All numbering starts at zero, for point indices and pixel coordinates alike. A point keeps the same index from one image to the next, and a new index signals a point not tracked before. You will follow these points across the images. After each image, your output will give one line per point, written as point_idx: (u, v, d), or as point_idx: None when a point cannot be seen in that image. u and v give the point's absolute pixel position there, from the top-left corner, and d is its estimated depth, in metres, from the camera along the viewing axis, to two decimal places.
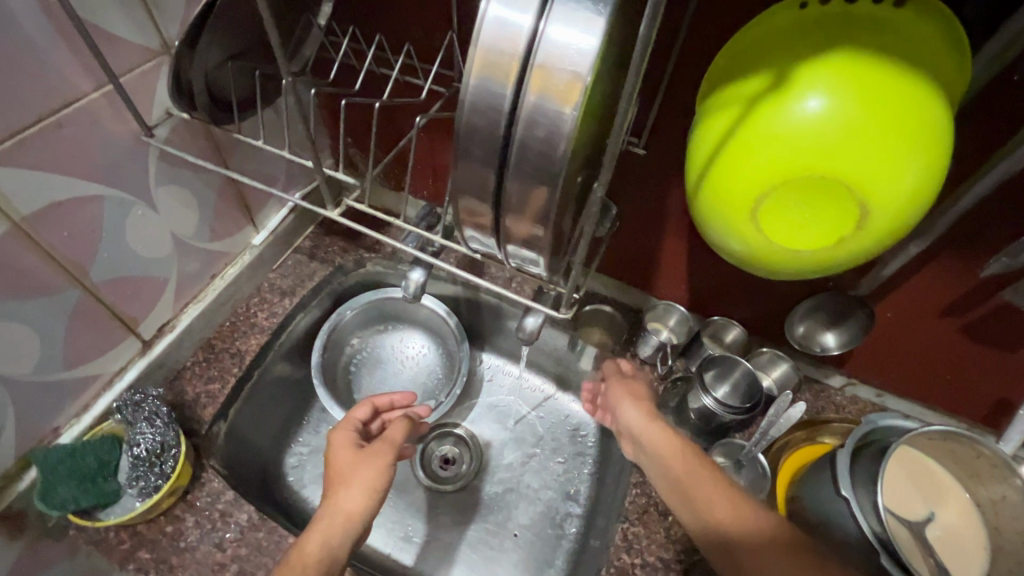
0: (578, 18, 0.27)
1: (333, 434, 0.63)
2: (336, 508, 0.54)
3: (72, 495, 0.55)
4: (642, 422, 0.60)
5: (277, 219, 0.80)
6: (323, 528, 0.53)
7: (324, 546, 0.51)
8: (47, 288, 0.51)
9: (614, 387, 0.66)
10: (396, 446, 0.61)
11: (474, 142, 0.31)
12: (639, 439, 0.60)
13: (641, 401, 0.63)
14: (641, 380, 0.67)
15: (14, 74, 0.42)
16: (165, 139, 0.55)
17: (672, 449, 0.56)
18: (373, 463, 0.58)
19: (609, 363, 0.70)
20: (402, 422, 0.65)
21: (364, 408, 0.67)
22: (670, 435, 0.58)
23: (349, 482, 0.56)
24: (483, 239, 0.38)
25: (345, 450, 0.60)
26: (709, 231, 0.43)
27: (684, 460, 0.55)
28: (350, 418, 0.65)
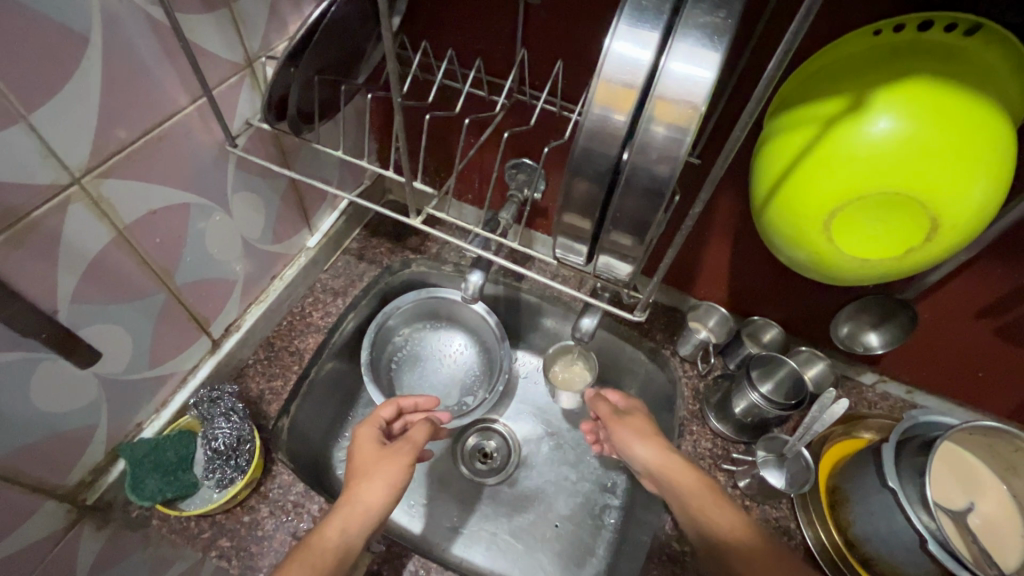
0: (697, 54, 0.30)
1: (359, 429, 0.64)
2: (356, 499, 0.56)
3: (159, 486, 0.58)
4: (657, 458, 0.62)
5: (329, 221, 0.83)
6: (342, 516, 0.55)
7: (341, 532, 0.54)
8: (141, 291, 0.54)
9: (616, 429, 0.67)
10: (418, 447, 0.63)
11: (587, 165, 0.34)
12: (658, 477, 0.62)
13: (649, 437, 0.65)
14: (636, 411, 0.69)
15: (127, 92, 0.44)
16: (244, 148, 0.58)
17: (691, 487, 0.60)
18: (396, 461, 0.60)
19: (598, 400, 0.71)
20: (425, 425, 0.66)
21: (389, 408, 0.69)
22: (684, 471, 0.61)
23: (371, 476, 0.58)
24: (576, 247, 0.41)
25: (369, 446, 0.62)
26: (775, 240, 0.46)
27: (699, 496, 0.59)
28: (375, 416, 0.67)
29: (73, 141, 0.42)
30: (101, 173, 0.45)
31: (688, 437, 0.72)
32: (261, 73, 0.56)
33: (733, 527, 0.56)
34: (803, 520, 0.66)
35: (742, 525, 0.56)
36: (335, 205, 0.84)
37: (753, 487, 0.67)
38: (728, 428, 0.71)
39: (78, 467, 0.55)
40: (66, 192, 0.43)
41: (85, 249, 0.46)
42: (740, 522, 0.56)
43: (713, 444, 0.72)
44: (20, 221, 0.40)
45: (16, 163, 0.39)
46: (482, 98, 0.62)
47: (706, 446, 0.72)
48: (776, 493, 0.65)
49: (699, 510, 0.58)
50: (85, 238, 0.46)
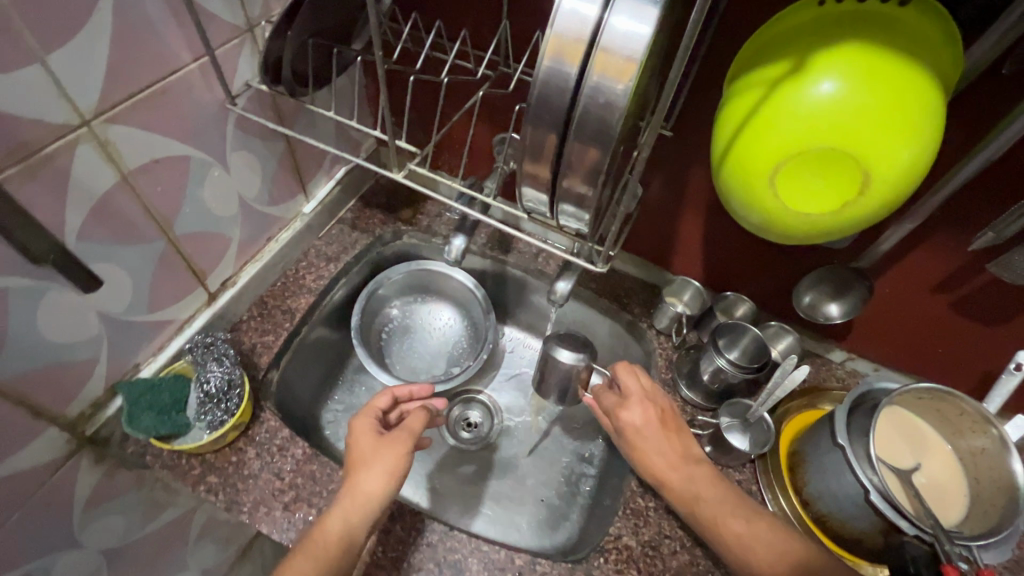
0: (636, 10, 0.34)
1: (356, 421, 0.64)
2: (357, 489, 0.57)
3: (153, 423, 0.62)
4: (649, 477, 0.62)
5: (324, 190, 0.87)
6: (344, 507, 0.57)
7: (344, 523, 0.56)
8: (143, 236, 0.58)
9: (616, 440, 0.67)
10: (415, 434, 0.64)
11: (544, 111, 0.38)
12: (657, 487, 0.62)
13: (638, 454, 0.63)
14: (624, 421, 0.64)
15: (135, 45, 0.48)
16: (244, 108, 0.62)
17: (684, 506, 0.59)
18: (393, 450, 0.61)
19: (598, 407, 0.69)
20: (422, 413, 0.67)
21: (385, 398, 0.68)
22: (676, 486, 0.60)
23: (370, 465, 0.59)
24: (538, 196, 0.44)
25: (366, 436, 0.62)
26: (730, 199, 0.49)
27: (694, 514, 0.58)
28: (370, 406, 0.67)
29: (84, 85, 0.46)
30: (108, 118, 0.49)
31: None
32: (260, 38, 0.60)
33: (740, 550, 0.54)
34: (763, 483, 0.68)
35: (747, 546, 0.54)
36: (331, 174, 0.87)
37: (718, 450, 0.70)
38: (697, 395, 0.74)
39: (78, 399, 0.59)
40: (77, 133, 0.47)
41: (92, 189, 0.50)
42: (746, 539, 0.55)
43: (681, 410, 0.75)
44: (33, 155, 0.44)
45: (33, 101, 0.43)
46: (468, 70, 0.65)
47: None
48: (740, 456, 0.68)
49: (703, 528, 0.57)
50: (93, 178, 0.50)
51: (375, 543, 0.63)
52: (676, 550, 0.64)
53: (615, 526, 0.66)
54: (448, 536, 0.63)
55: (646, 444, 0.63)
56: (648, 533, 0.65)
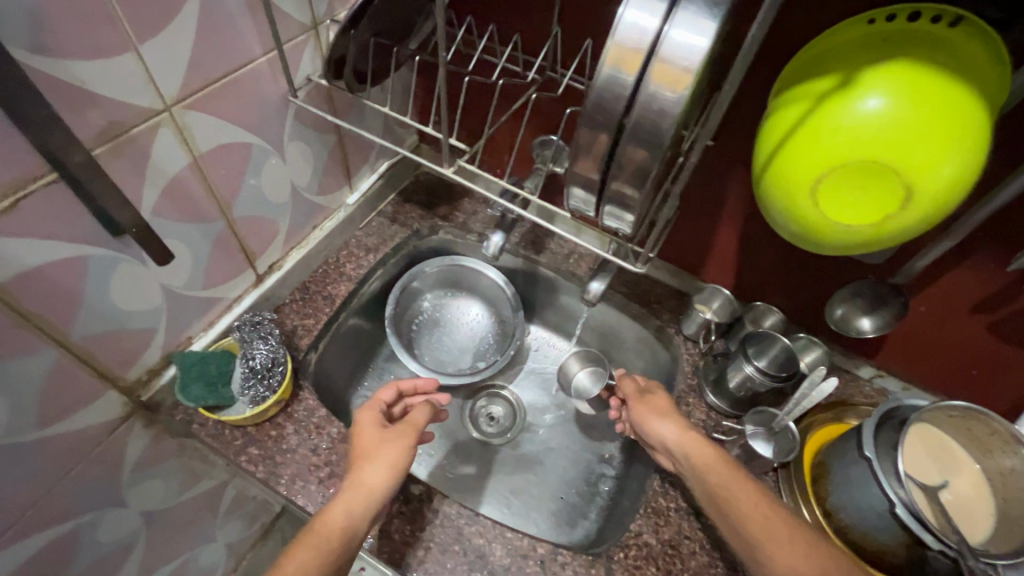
0: (695, 23, 0.36)
1: (360, 412, 0.67)
2: (360, 482, 0.59)
3: (202, 393, 0.65)
4: (675, 433, 0.64)
5: (368, 182, 0.90)
6: (347, 499, 0.57)
7: (346, 515, 0.56)
8: (205, 216, 0.61)
9: (638, 407, 0.70)
10: (418, 429, 0.66)
11: (599, 116, 0.40)
12: (675, 452, 0.64)
13: (668, 416, 0.67)
14: (659, 392, 0.72)
15: (215, 38, 0.52)
16: (304, 101, 0.66)
17: (708, 465, 0.60)
18: (398, 444, 0.63)
19: (630, 381, 0.75)
20: (427, 410, 0.70)
21: (390, 391, 0.71)
22: (703, 449, 0.62)
23: (373, 458, 0.61)
24: (585, 197, 0.47)
25: (370, 429, 0.65)
26: (769, 208, 0.51)
27: (717, 472, 0.59)
28: (376, 399, 0.70)
29: (168, 73, 0.49)
30: (187, 105, 0.52)
31: (683, 407, 0.77)
32: (323, 34, 0.64)
33: (762, 521, 0.54)
34: (785, 491, 0.69)
35: (766, 515, 0.54)
36: (374, 168, 0.91)
37: (742, 457, 0.70)
38: (722, 402, 0.75)
39: (136, 365, 0.62)
40: (159, 117, 0.50)
41: (167, 169, 0.54)
42: (766, 508, 0.55)
43: (706, 416, 0.76)
44: (121, 135, 0.48)
45: (125, 84, 0.46)
46: (516, 74, 0.68)
47: (699, 417, 0.76)
48: (763, 463, 0.69)
49: (722, 496, 0.58)
50: (169, 159, 0.53)
51: (402, 524, 0.65)
52: (696, 550, 0.65)
53: (636, 523, 0.67)
54: (473, 521, 0.66)
55: (677, 413, 0.68)
56: (669, 532, 0.66)
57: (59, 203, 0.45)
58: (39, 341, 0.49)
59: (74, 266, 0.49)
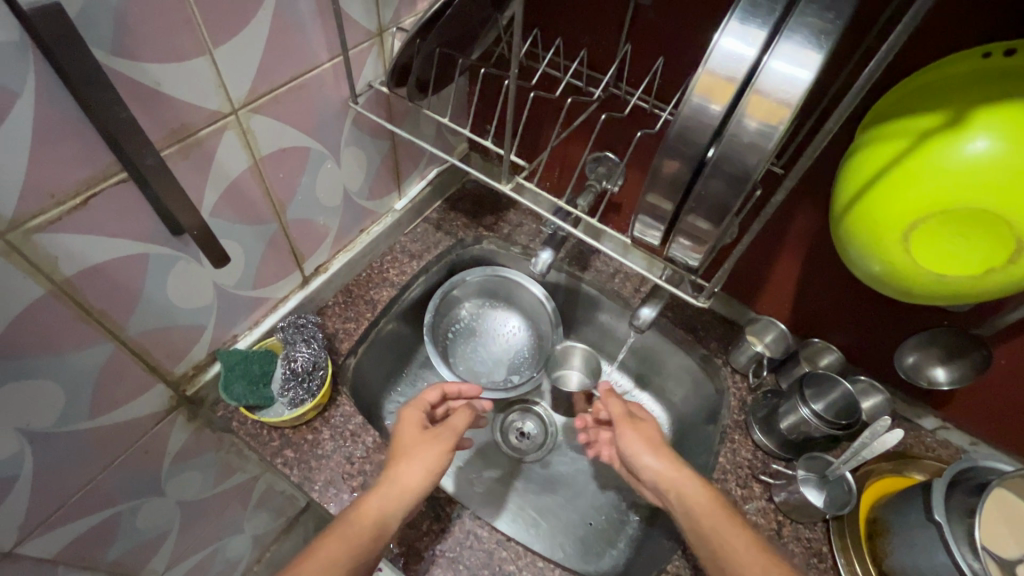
0: (797, 53, 0.33)
1: (405, 410, 0.66)
2: (396, 479, 0.58)
3: (244, 392, 0.65)
4: (669, 470, 0.62)
5: (416, 188, 0.90)
6: (381, 495, 0.57)
7: (380, 511, 0.55)
8: (260, 218, 0.62)
9: (627, 433, 0.67)
10: (457, 435, 0.64)
11: (681, 145, 0.38)
12: (665, 490, 0.61)
13: (659, 450, 0.64)
14: (648, 420, 0.69)
15: (286, 43, 0.52)
16: (363, 107, 0.65)
17: (703, 510, 0.57)
18: (436, 445, 0.61)
19: (616, 403, 0.71)
20: (467, 413, 0.67)
21: (435, 392, 0.70)
22: (698, 490, 0.59)
23: (411, 457, 0.60)
24: (653, 226, 0.45)
25: (412, 428, 0.64)
26: (849, 248, 0.47)
27: (713, 517, 0.57)
28: (422, 399, 0.69)
29: (238, 76, 0.49)
30: (253, 108, 0.52)
31: (728, 444, 0.73)
32: (387, 43, 0.64)
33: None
34: (837, 546, 0.65)
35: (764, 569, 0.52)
36: (423, 175, 0.90)
37: (790, 503, 0.66)
38: (771, 442, 0.71)
39: (185, 360, 0.63)
40: (226, 120, 0.50)
41: (229, 172, 0.54)
42: (765, 562, 0.53)
43: (753, 455, 0.72)
44: (189, 137, 0.48)
45: (197, 87, 0.46)
46: (579, 89, 0.66)
47: (745, 456, 0.72)
48: (813, 512, 0.65)
49: (716, 542, 0.55)
50: (232, 162, 0.54)
51: (432, 542, 0.63)
52: None
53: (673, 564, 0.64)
54: (504, 546, 0.64)
55: (668, 446, 0.66)
56: None
57: (127, 201, 0.46)
58: (98, 334, 0.50)
59: (134, 261, 0.49)
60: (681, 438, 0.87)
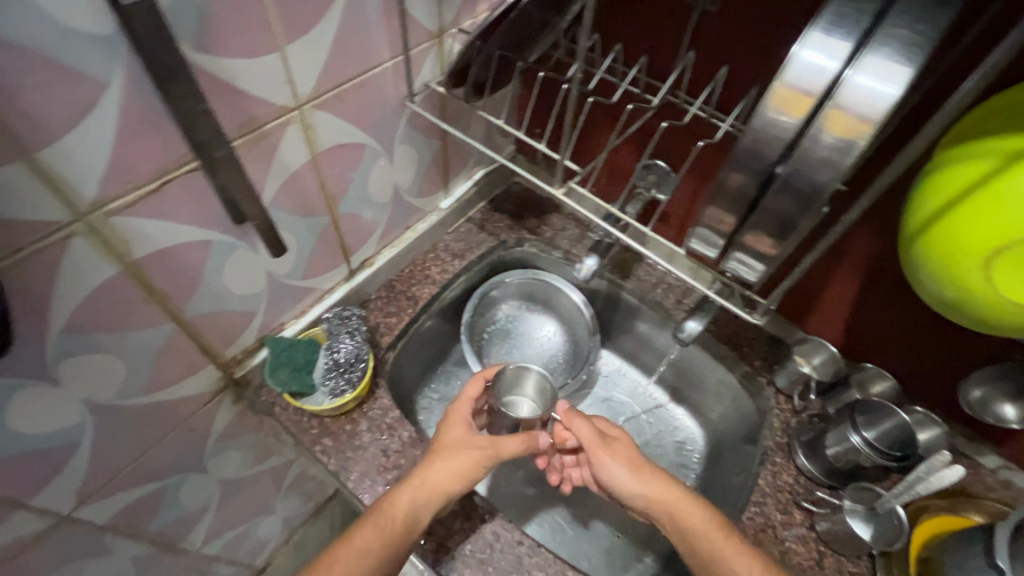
0: (884, 68, 0.32)
1: (451, 409, 0.67)
2: (431, 476, 0.59)
3: (288, 379, 0.67)
4: (660, 492, 0.61)
5: (462, 188, 0.90)
6: (413, 487, 0.58)
7: (411, 504, 0.58)
8: (314, 211, 0.63)
9: (605, 458, 0.64)
10: (500, 454, 0.62)
11: (751, 158, 0.37)
12: (656, 513, 0.61)
13: (643, 472, 0.63)
14: (622, 439, 0.67)
15: (351, 41, 0.53)
16: (419, 106, 0.66)
17: (702, 534, 0.58)
18: (476, 455, 0.61)
19: (581, 424, 0.66)
20: (521, 441, 0.64)
21: (476, 388, 0.69)
22: (691, 512, 0.59)
23: (448, 458, 0.60)
24: (710, 239, 0.44)
25: (457, 429, 0.64)
26: (918, 269, 0.45)
27: (712, 542, 0.57)
28: (465, 396, 0.68)
29: (305, 72, 0.50)
30: (316, 104, 0.54)
31: (769, 467, 0.71)
32: (446, 43, 0.64)
33: None
34: None
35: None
36: (470, 175, 0.91)
37: (834, 534, 0.63)
38: (815, 467, 0.68)
39: (235, 344, 0.65)
40: (291, 115, 0.52)
41: (290, 165, 0.55)
42: None
43: (796, 480, 0.69)
44: (257, 129, 0.50)
45: (267, 81, 0.47)
46: (636, 96, 0.65)
47: (787, 481, 0.69)
48: (859, 546, 0.62)
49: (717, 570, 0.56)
50: (294, 155, 0.55)
51: (463, 541, 0.64)
52: None
53: None
54: (534, 552, 0.63)
55: (651, 464, 0.65)
56: None
57: (195, 188, 0.47)
58: (160, 314, 0.52)
59: (197, 247, 0.51)
60: (717, 456, 0.84)
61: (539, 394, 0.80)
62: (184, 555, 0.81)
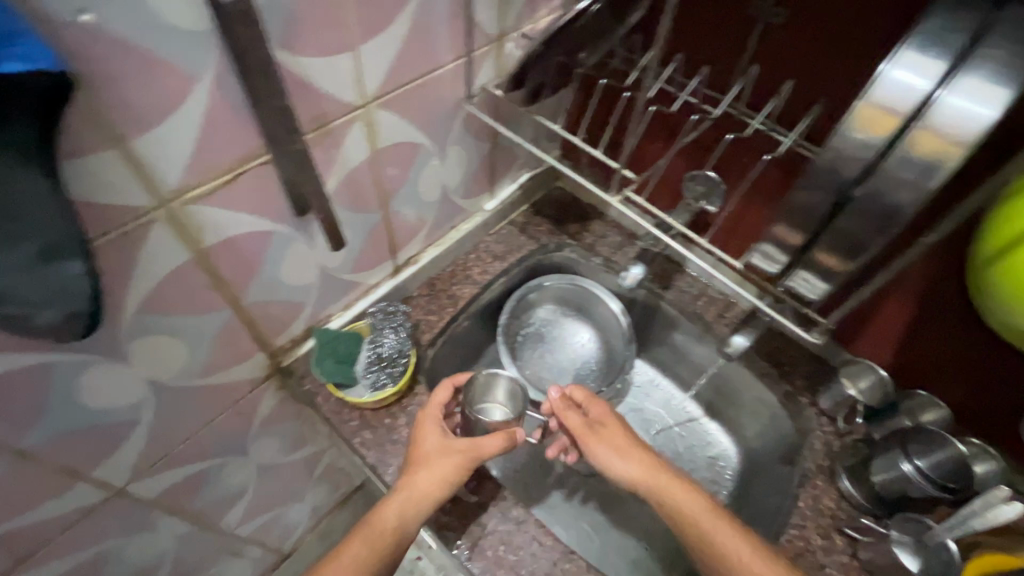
0: (979, 91, 0.32)
1: (423, 413, 0.65)
2: (413, 486, 0.59)
3: (333, 369, 0.68)
4: (646, 473, 0.62)
5: (507, 190, 0.91)
6: (400, 499, 0.58)
7: (398, 516, 0.58)
8: (368, 207, 0.64)
9: (594, 443, 0.65)
10: (481, 457, 0.61)
11: (827, 175, 0.36)
12: (645, 495, 0.61)
13: (630, 454, 0.64)
14: (609, 423, 0.67)
15: (419, 42, 0.54)
16: (475, 108, 0.67)
17: (689, 513, 0.58)
18: (455, 460, 0.60)
19: (568, 412, 0.68)
20: (499, 439, 0.62)
21: (445, 392, 0.66)
22: (679, 494, 0.60)
23: (428, 467, 0.60)
24: (774, 257, 0.45)
25: (433, 436, 0.62)
26: (985, 294, 0.46)
27: (701, 526, 0.57)
28: (435, 403, 0.65)
29: (374, 72, 0.52)
30: (380, 103, 0.55)
31: (810, 489, 0.69)
32: (505, 47, 0.65)
33: None
34: None
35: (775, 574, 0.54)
36: (515, 178, 0.91)
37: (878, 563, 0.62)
38: (859, 493, 0.67)
39: (285, 334, 0.67)
40: (357, 113, 0.53)
41: (351, 162, 0.57)
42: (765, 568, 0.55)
43: (838, 505, 0.68)
44: (326, 126, 0.51)
45: (340, 80, 0.49)
46: (694, 107, 0.65)
47: (829, 505, 0.68)
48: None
49: (706, 553, 0.56)
50: (355, 152, 0.56)
51: (496, 542, 0.64)
52: None
53: None
54: (567, 558, 0.63)
55: (640, 444, 0.65)
56: None
57: (265, 181, 0.49)
58: (221, 301, 0.54)
59: (261, 238, 0.53)
60: (752, 475, 0.82)
61: (510, 399, 0.72)
62: (219, 534, 0.83)
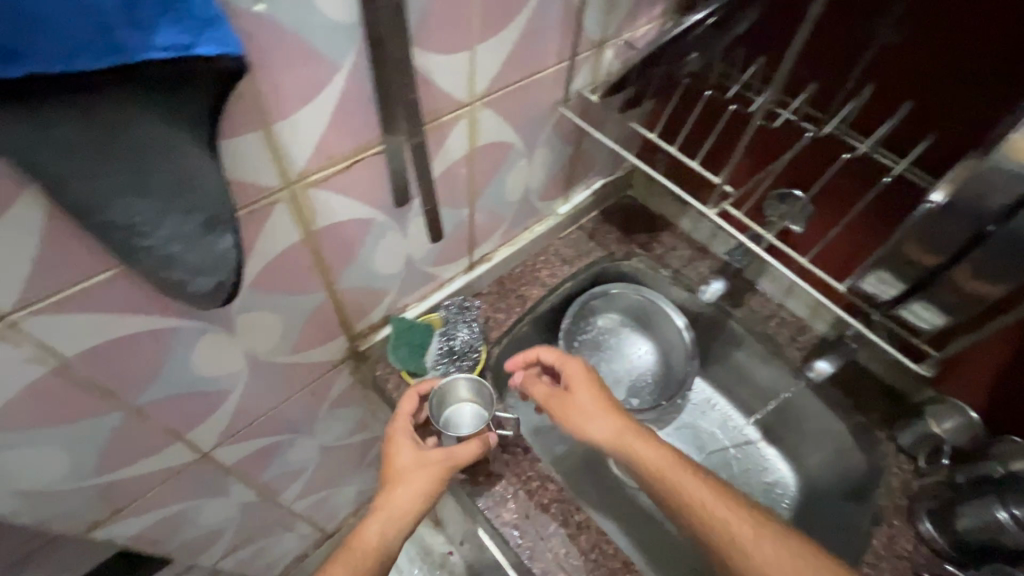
0: None
1: (393, 424, 0.64)
2: (393, 504, 0.59)
3: (408, 358, 0.71)
4: (614, 433, 0.59)
5: (581, 195, 0.91)
6: (381, 519, 0.58)
7: (380, 535, 0.58)
8: (457, 203, 0.66)
9: (563, 408, 0.62)
10: (458, 465, 0.61)
11: (966, 205, 0.37)
12: (617, 455, 0.59)
13: (601, 414, 0.60)
14: (578, 385, 0.63)
15: (529, 45, 0.55)
16: (567, 111, 0.68)
17: (656, 468, 0.56)
18: (430, 471, 0.60)
19: (535, 387, 0.66)
20: (473, 444, 0.62)
21: (411, 402, 0.66)
22: (646, 450, 0.57)
23: (404, 484, 0.59)
24: (884, 282, 0.45)
25: (405, 450, 0.62)
26: None
27: (665, 483, 0.55)
28: (403, 414, 0.65)
29: (486, 71, 0.53)
30: (486, 102, 0.56)
31: (885, 528, 0.67)
32: (605, 53, 0.65)
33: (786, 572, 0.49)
34: None
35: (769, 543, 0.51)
36: (589, 184, 0.91)
37: None
38: (941, 539, 0.63)
39: (366, 320, 0.69)
40: (464, 110, 0.54)
41: (451, 157, 0.58)
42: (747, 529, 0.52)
43: (914, 548, 0.65)
44: (435, 122, 0.52)
45: (455, 77, 0.50)
46: (795, 125, 0.64)
47: (905, 547, 0.65)
48: None
49: (678, 512, 0.54)
50: (457, 148, 0.58)
51: (557, 544, 0.64)
52: None
53: None
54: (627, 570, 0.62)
55: (612, 404, 0.62)
56: None
57: (376, 171, 0.51)
58: (318, 284, 0.56)
59: (362, 225, 0.54)
60: (815, 507, 0.79)
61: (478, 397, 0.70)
62: (277, 508, 0.86)
